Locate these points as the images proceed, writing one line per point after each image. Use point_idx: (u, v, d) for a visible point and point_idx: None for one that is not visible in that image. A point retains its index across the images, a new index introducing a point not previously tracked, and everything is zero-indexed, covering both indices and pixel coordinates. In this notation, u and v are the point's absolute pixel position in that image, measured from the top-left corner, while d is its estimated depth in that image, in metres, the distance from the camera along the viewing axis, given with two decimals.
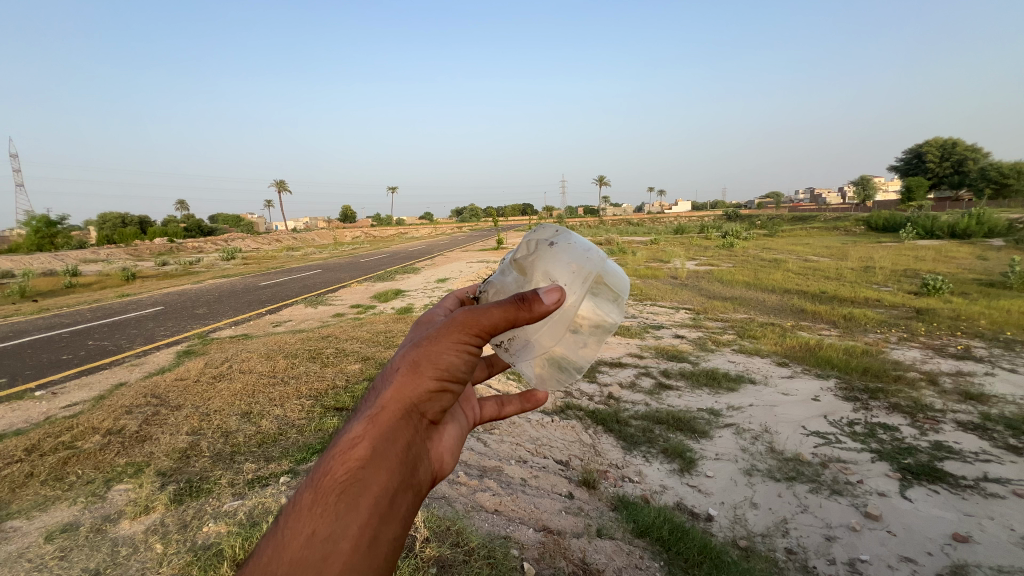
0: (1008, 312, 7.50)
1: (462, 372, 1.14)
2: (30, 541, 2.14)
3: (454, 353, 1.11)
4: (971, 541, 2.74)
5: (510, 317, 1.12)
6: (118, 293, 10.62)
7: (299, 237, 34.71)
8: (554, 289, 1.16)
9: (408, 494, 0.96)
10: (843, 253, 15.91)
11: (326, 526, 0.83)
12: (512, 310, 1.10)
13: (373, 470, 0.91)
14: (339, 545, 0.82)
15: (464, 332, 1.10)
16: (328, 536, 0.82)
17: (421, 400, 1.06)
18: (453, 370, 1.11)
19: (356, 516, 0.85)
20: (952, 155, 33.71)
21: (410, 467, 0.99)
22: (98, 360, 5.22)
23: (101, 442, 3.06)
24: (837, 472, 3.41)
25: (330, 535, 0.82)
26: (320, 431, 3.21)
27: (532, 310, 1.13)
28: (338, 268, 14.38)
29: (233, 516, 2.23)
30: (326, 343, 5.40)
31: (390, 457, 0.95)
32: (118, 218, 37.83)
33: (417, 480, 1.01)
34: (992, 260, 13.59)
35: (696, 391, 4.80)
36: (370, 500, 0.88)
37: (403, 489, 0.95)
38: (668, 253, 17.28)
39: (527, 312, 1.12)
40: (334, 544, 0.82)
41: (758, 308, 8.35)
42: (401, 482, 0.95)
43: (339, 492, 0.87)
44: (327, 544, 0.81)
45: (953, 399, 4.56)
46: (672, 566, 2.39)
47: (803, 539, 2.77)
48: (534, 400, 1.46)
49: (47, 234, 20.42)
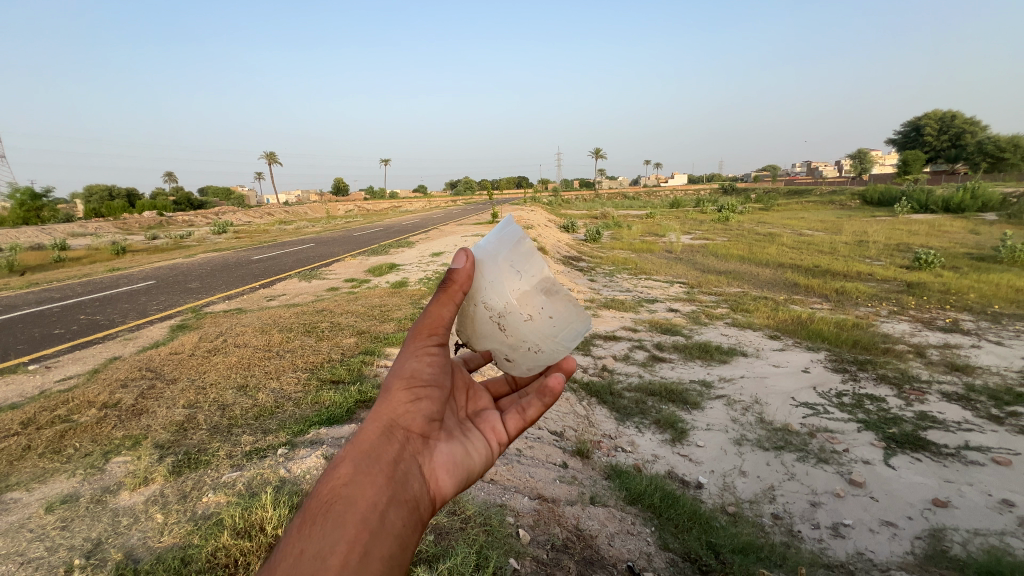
0: (998, 286, 7.59)
1: (436, 380, 1.18)
2: (31, 512, 2.17)
3: (421, 363, 1.17)
4: (950, 505, 2.83)
5: (450, 302, 1.20)
6: (109, 268, 10.47)
7: (291, 210, 34.22)
8: (456, 255, 1.22)
9: (399, 507, 0.97)
10: (838, 227, 15.96)
11: (314, 544, 0.82)
12: (444, 298, 1.17)
13: (354, 485, 0.93)
14: (327, 561, 0.80)
15: (425, 339, 1.19)
16: (315, 554, 0.81)
17: (399, 414, 1.09)
18: (422, 377, 1.16)
19: (343, 532, 0.85)
20: (951, 127, 33.34)
21: (397, 481, 0.99)
22: (91, 334, 5.20)
23: (97, 416, 3.08)
24: (824, 442, 3.50)
25: (317, 552, 0.81)
26: (317, 404, 3.24)
27: (452, 277, 1.21)
28: (331, 242, 14.20)
29: (232, 487, 2.27)
30: (321, 317, 5.40)
31: (373, 472, 0.97)
32: (106, 191, 37.48)
33: (408, 496, 1.00)
34: (985, 234, 13.69)
35: (689, 363, 4.87)
36: (355, 514, 0.88)
37: (391, 503, 0.95)
38: (664, 226, 17.26)
39: (457, 286, 1.21)
40: (322, 561, 0.80)
41: (751, 282, 8.40)
42: (391, 499, 0.96)
43: (324, 511, 0.88)
44: (314, 560, 0.80)
45: (939, 370, 4.65)
46: (663, 531, 2.47)
47: (789, 505, 2.86)
48: (552, 392, 1.33)
49: (32, 207, 20.02)
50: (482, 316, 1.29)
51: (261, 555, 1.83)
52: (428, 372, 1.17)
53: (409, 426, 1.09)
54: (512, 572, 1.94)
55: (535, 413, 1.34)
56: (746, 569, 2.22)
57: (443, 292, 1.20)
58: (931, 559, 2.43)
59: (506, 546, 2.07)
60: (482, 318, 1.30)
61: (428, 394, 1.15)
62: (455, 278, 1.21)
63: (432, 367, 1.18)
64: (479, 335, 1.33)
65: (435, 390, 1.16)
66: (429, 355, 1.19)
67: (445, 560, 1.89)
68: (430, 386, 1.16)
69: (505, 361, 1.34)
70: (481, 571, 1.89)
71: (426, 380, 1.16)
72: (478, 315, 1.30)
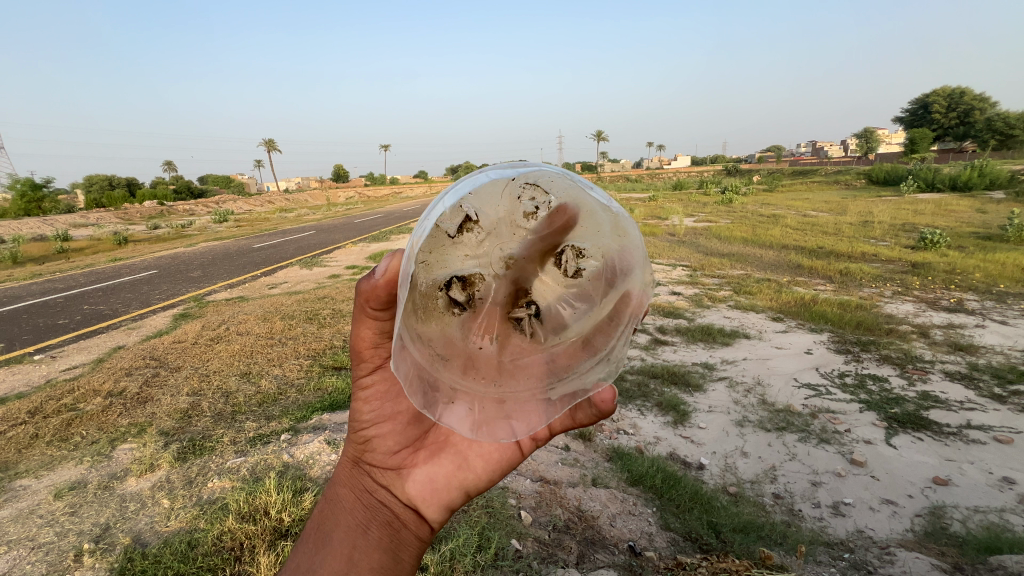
0: (1003, 265, 7.50)
1: (386, 406, 1.18)
2: (41, 498, 2.21)
3: (361, 392, 1.18)
4: (950, 483, 2.85)
5: (369, 320, 1.11)
6: (111, 258, 10.56)
7: (291, 197, 34.06)
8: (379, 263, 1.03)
9: (375, 532, 1.12)
10: (842, 207, 15.81)
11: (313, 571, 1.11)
12: (357, 319, 1.11)
13: (329, 522, 1.14)
14: None
15: (361, 369, 1.17)
16: None
17: (363, 445, 1.19)
18: (370, 406, 1.18)
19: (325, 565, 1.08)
20: (960, 104, 32.48)
21: (372, 506, 1.15)
22: (95, 324, 5.26)
23: (102, 404, 3.11)
24: (826, 422, 3.51)
25: None
26: (319, 390, 3.27)
27: (359, 290, 1.05)
28: (332, 229, 14.21)
29: (236, 472, 2.30)
30: (322, 304, 5.41)
31: (348, 502, 1.16)
32: (106, 181, 37.52)
33: (389, 517, 1.15)
34: (992, 213, 13.52)
35: (691, 346, 4.88)
36: (335, 544, 1.10)
37: (369, 531, 1.12)
38: (667, 209, 17.14)
39: (370, 303, 1.05)
40: None
41: (755, 264, 8.33)
42: (367, 527, 1.12)
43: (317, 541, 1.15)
44: None
45: (942, 350, 4.64)
46: (664, 512, 2.49)
47: (790, 485, 2.88)
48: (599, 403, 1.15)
49: (33, 198, 20.29)
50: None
51: (265, 538, 1.87)
52: (371, 410, 1.17)
53: (374, 453, 1.19)
54: (514, 552, 2.02)
55: (584, 419, 1.15)
56: (746, 548, 2.24)
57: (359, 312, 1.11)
58: (931, 536, 2.45)
59: (507, 527, 2.15)
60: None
61: (382, 419, 1.18)
62: (364, 295, 1.05)
63: (374, 403, 1.17)
64: (443, 300, 1.09)
65: (390, 423, 1.18)
66: (370, 386, 1.17)
67: (447, 542, 2.00)
68: (380, 420, 1.18)
69: (504, 268, 1.12)
70: (483, 552, 1.98)
71: (371, 419, 1.17)
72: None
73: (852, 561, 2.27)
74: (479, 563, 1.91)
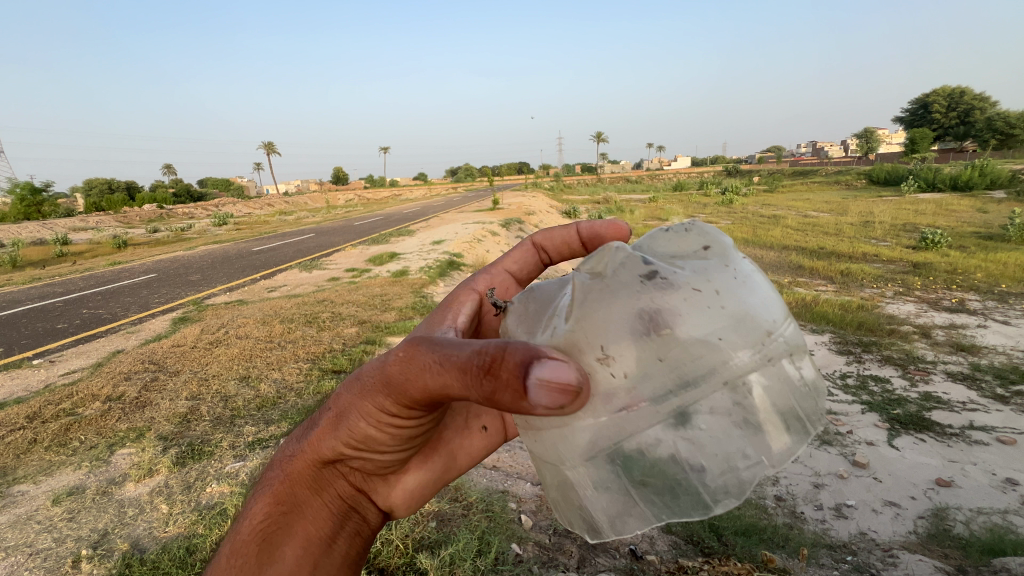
0: (1004, 265, 7.49)
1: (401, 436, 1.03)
2: (38, 504, 2.20)
3: (371, 421, 0.97)
4: (953, 485, 2.83)
5: (448, 384, 0.79)
6: (110, 261, 10.57)
7: (291, 200, 34.06)
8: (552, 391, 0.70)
9: (341, 542, 1.08)
10: (842, 208, 15.82)
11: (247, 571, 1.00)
12: (443, 382, 0.79)
13: (284, 531, 1.01)
14: None
15: (392, 403, 0.92)
16: None
17: (350, 460, 1.04)
18: (381, 435, 1.00)
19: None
20: (960, 104, 32.47)
21: (343, 518, 1.08)
22: (94, 328, 5.25)
23: (101, 408, 3.10)
24: (827, 424, 3.49)
25: None
26: (319, 393, 3.26)
27: (497, 395, 0.72)
28: (332, 231, 14.23)
29: (235, 477, 2.29)
30: (322, 307, 5.41)
31: (313, 514, 1.04)
32: (105, 184, 37.58)
33: (356, 525, 1.10)
34: (992, 212, 13.52)
35: None
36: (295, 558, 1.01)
37: (336, 541, 1.07)
38: (666, 210, 17.14)
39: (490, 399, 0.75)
40: None
41: (755, 265, 8.32)
42: (333, 540, 1.06)
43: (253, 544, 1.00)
44: None
45: (944, 350, 4.62)
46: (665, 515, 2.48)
47: (792, 487, 2.87)
48: None
49: (33, 202, 20.32)
50: (609, 325, 0.85)
51: None
52: (387, 438, 1.01)
53: (362, 468, 1.06)
54: (514, 557, 2.01)
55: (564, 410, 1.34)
56: (748, 551, 2.23)
57: (456, 381, 0.77)
58: (934, 538, 2.44)
59: (507, 532, 2.14)
60: (672, 292, 0.84)
61: (390, 445, 1.03)
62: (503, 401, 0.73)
63: (392, 432, 1.00)
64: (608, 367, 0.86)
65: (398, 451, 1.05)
66: (395, 419, 0.96)
67: (447, 547, 1.98)
68: (390, 447, 1.04)
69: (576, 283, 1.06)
70: (483, 557, 1.96)
71: (379, 445, 1.02)
72: (643, 288, 0.86)
73: (854, 563, 2.25)
74: (479, 568, 1.90)
